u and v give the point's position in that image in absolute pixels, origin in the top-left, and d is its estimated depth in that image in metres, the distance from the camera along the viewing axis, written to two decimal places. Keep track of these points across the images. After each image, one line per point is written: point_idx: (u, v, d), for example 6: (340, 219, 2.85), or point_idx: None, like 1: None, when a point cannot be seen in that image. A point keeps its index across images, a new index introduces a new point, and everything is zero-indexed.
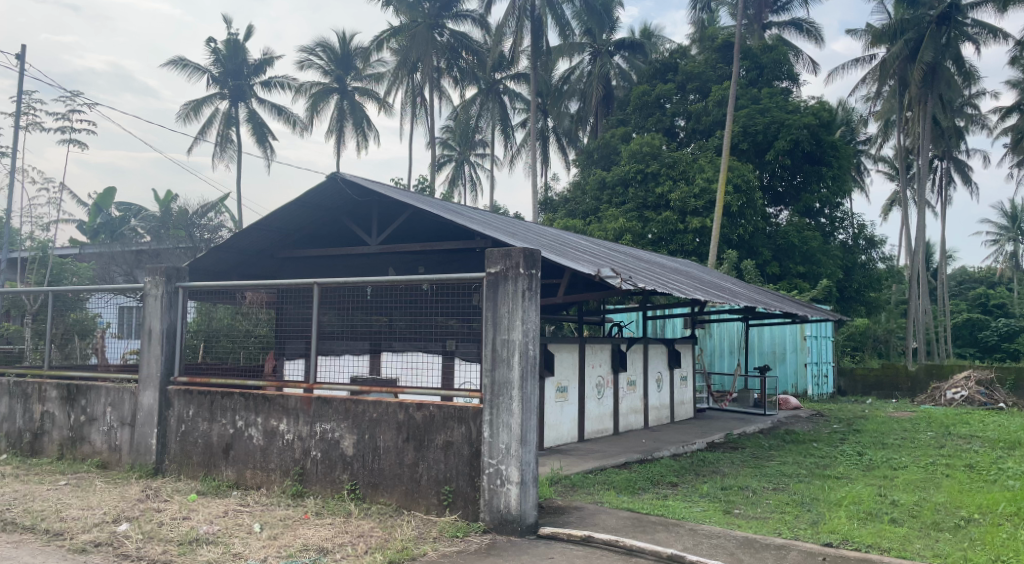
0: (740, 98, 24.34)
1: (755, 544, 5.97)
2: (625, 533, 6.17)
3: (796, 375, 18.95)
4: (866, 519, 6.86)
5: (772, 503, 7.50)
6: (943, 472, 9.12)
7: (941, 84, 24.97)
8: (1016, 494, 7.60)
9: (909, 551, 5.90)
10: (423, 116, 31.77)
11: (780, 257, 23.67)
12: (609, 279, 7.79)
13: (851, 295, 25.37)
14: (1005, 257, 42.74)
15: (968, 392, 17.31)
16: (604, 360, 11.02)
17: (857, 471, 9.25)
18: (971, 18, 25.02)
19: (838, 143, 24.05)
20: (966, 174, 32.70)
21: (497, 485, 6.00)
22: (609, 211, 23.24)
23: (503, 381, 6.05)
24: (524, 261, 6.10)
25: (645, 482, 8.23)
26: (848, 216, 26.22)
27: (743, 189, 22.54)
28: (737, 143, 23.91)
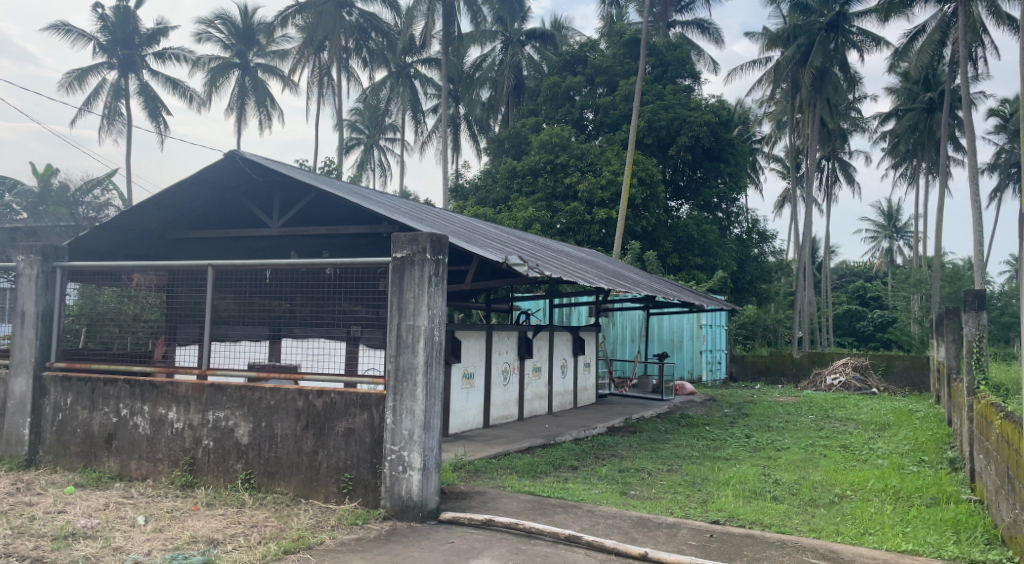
0: (646, 93, 24.84)
1: (647, 523, 6.21)
2: (524, 515, 6.28)
3: (692, 362, 19.77)
4: (750, 497, 7.25)
5: (666, 483, 7.81)
6: (822, 452, 9.74)
7: (828, 88, 26.54)
8: (884, 472, 8.21)
9: (788, 526, 6.29)
10: (330, 97, 30.96)
11: (680, 249, 24.40)
12: (516, 266, 7.86)
13: (744, 286, 26.61)
14: (881, 253, 45.89)
15: (846, 378, 18.62)
16: (510, 347, 11.11)
17: (744, 452, 9.75)
18: (857, 26, 26.41)
19: (736, 141, 25.08)
20: (850, 174, 34.78)
21: (399, 471, 5.97)
22: (519, 200, 23.43)
23: (407, 366, 6.01)
24: (431, 246, 6.06)
25: (547, 466, 8.39)
26: (743, 212, 27.54)
27: (647, 182, 23.11)
28: (642, 138, 24.53)
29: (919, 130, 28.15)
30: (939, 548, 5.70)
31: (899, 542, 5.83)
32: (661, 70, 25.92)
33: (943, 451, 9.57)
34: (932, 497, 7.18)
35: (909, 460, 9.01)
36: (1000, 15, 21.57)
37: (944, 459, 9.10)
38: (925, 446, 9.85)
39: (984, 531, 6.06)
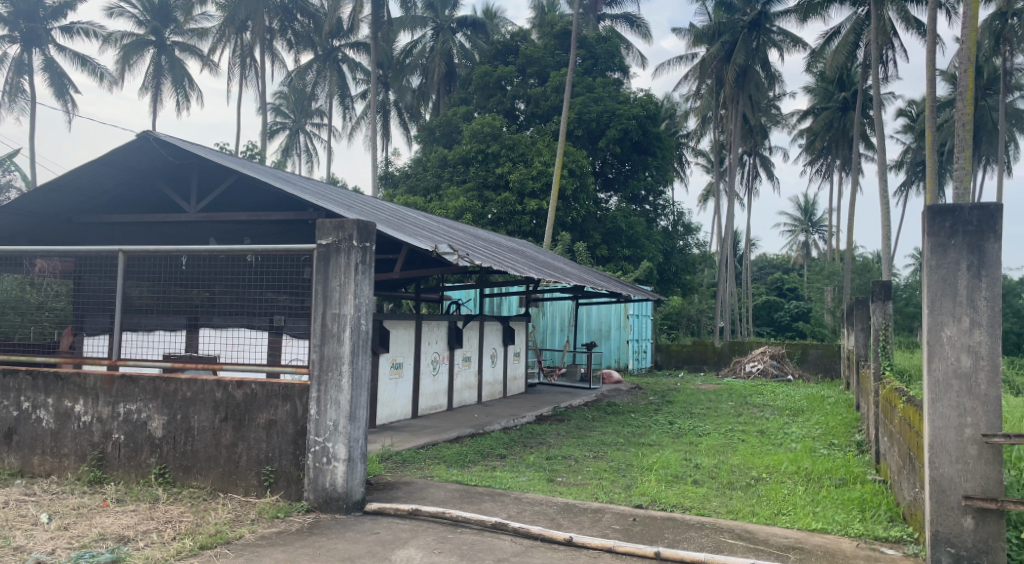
0: (576, 85, 25.00)
1: (573, 509, 6.30)
2: (451, 504, 6.28)
3: (620, 351, 20.12)
4: (672, 481, 7.44)
5: (592, 470, 7.93)
6: (740, 437, 10.10)
7: (751, 85, 27.33)
8: (797, 455, 8.56)
9: (706, 508, 6.48)
10: (253, 80, 29.95)
11: (609, 241, 24.72)
12: (446, 256, 7.86)
13: (670, 277, 27.24)
14: (798, 246, 47.72)
15: (763, 365, 19.35)
16: (440, 337, 11.04)
17: (668, 438, 10.00)
18: (777, 26, 27.24)
19: (663, 135, 25.59)
20: (769, 169, 35.97)
21: (323, 463, 5.86)
22: (450, 189, 23.27)
23: (332, 356, 5.90)
24: (358, 233, 5.95)
25: (475, 455, 8.40)
26: (669, 204, 28.12)
27: (577, 173, 23.36)
28: (572, 130, 24.69)
29: (833, 128, 29.38)
30: (846, 525, 5.98)
31: (809, 521, 6.10)
32: (591, 63, 26.12)
33: (851, 435, 10.06)
34: (840, 478, 7.53)
35: (820, 444, 9.42)
36: (909, 20, 22.64)
37: (852, 442, 9.57)
38: (835, 430, 10.32)
39: (887, 509, 6.40)
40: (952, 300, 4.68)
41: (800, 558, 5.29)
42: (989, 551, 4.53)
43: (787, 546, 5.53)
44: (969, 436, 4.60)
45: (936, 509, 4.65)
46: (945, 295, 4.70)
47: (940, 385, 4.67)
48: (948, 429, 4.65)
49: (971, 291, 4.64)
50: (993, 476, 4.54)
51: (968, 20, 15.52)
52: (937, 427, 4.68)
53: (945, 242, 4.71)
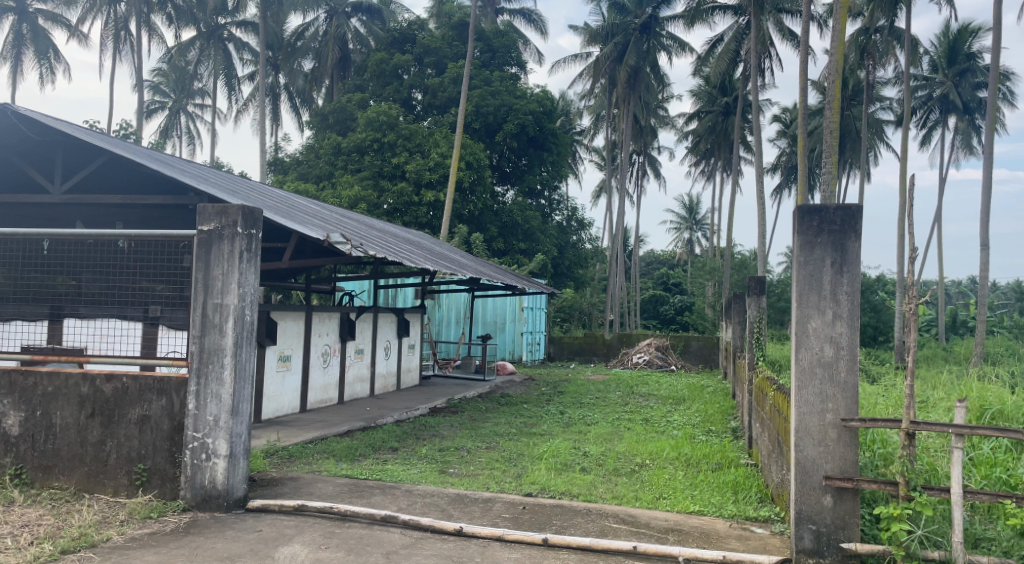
0: (473, 78, 24.94)
1: (464, 499, 6.32)
2: (339, 499, 6.15)
3: (514, 343, 20.32)
4: (560, 469, 7.60)
5: (483, 460, 7.98)
6: (626, 425, 10.45)
7: (641, 86, 28.20)
8: (678, 442, 8.94)
9: (593, 494, 6.67)
10: (128, 54, 28.12)
11: (505, 234, 24.86)
12: (339, 245, 7.68)
13: (563, 270, 27.72)
14: (683, 243, 49.74)
15: (649, 356, 20.11)
16: (331, 329, 10.78)
17: (558, 428, 10.19)
18: (667, 30, 28.14)
19: (558, 131, 25.97)
20: (657, 169, 37.26)
21: (201, 460, 5.60)
22: (344, 177, 22.71)
23: (213, 348, 5.64)
24: (243, 220, 5.71)
25: (366, 449, 8.26)
26: (563, 199, 28.56)
27: (474, 166, 23.36)
28: (470, 122, 24.63)
29: (716, 131, 30.78)
30: (721, 507, 6.30)
31: (688, 503, 6.39)
32: (488, 56, 26.13)
33: (727, 422, 10.61)
34: (716, 462, 7.92)
35: (700, 430, 9.88)
36: (785, 32, 24.02)
37: (727, 429, 10.10)
38: (712, 418, 10.85)
39: (758, 490, 6.80)
40: (817, 294, 5.01)
41: (678, 539, 5.53)
42: (844, 527, 4.88)
43: (666, 529, 5.76)
44: (830, 420, 4.94)
45: (800, 489, 4.98)
46: (812, 289, 5.02)
47: (805, 372, 4.99)
48: (812, 414, 4.98)
49: (834, 286, 4.98)
50: (849, 457, 4.89)
51: (836, 34, 16.59)
52: (802, 411, 5.00)
53: (813, 240, 5.02)
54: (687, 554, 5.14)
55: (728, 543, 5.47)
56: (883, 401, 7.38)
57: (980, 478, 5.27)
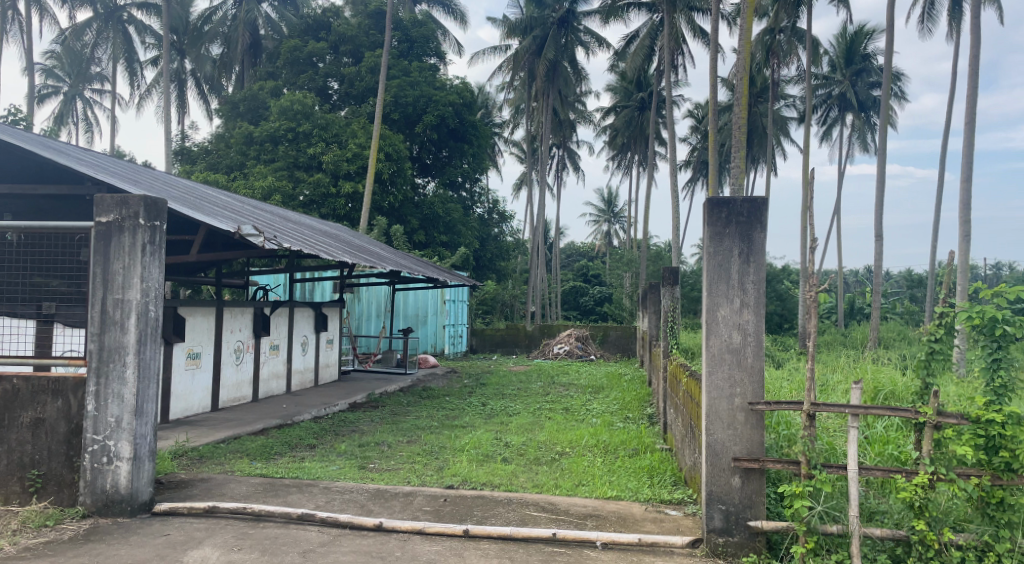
0: (391, 68, 24.54)
1: (384, 494, 6.24)
2: (253, 499, 5.97)
3: (435, 336, 20.16)
4: (482, 460, 7.62)
5: (405, 454, 7.90)
6: (546, 415, 10.57)
7: (559, 79, 28.41)
8: (597, 429, 9.10)
9: (514, 484, 6.72)
10: (17, 35, 26.37)
11: (426, 226, 24.65)
12: (250, 237, 7.46)
13: (485, 263, 27.71)
14: (602, 235, 50.55)
15: (570, 347, 20.37)
16: (244, 324, 10.45)
17: (480, 420, 10.20)
18: (584, 25, 28.44)
19: (478, 123, 25.92)
20: (576, 161, 37.65)
21: (103, 463, 5.34)
22: (256, 167, 21.98)
23: (114, 345, 5.37)
24: (145, 211, 5.45)
25: (282, 447, 8.04)
26: (484, 192, 28.51)
27: (394, 157, 22.98)
28: (388, 113, 24.23)
29: (632, 126, 31.40)
30: (637, 492, 6.46)
31: (606, 489, 6.53)
32: (406, 46, 25.79)
33: (644, 409, 10.89)
34: (633, 448, 8.11)
35: (617, 418, 10.10)
36: (696, 31, 24.66)
37: (644, 415, 10.36)
38: (630, 405, 11.11)
39: (672, 474, 7.01)
40: (726, 284, 5.18)
41: (597, 524, 5.64)
42: (752, 506, 5.07)
43: (585, 515, 5.86)
44: (738, 404, 5.13)
45: (711, 471, 5.14)
46: (721, 279, 5.19)
47: (715, 358, 5.17)
48: (721, 398, 5.16)
49: (741, 276, 5.16)
50: (755, 439, 5.10)
51: (744, 33, 17.14)
52: (712, 396, 5.18)
53: (721, 231, 5.19)
54: (604, 539, 5.25)
55: (644, 526, 5.62)
56: (787, 385, 7.72)
57: (874, 455, 5.59)
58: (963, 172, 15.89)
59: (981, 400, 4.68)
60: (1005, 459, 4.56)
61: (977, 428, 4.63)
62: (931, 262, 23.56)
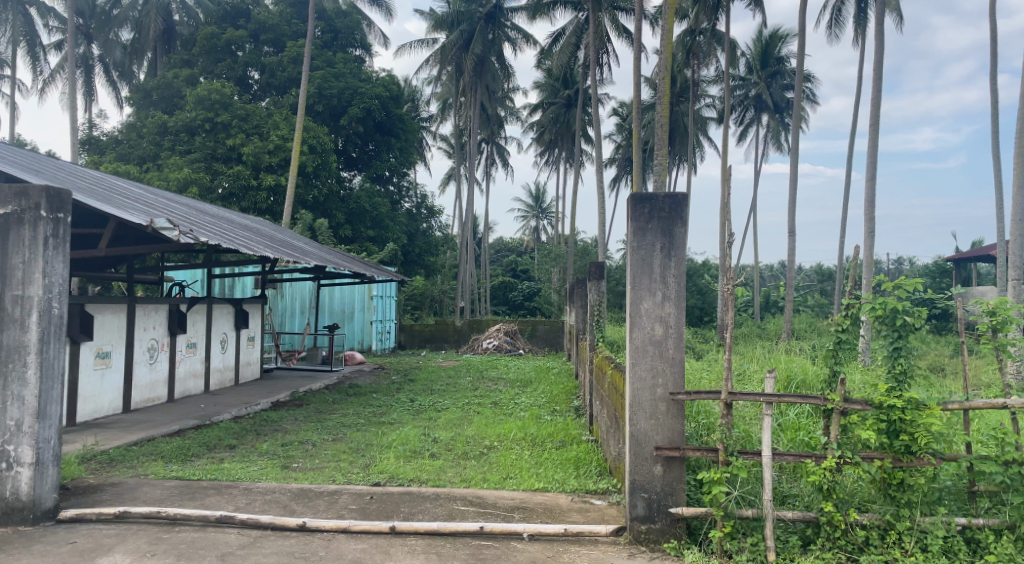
0: (314, 58, 24.00)
1: (308, 494, 6.12)
2: (169, 503, 5.77)
3: (363, 333, 19.83)
4: (410, 457, 7.56)
5: (330, 452, 7.76)
6: (475, 409, 10.57)
7: (487, 75, 28.39)
8: (525, 423, 9.15)
9: (442, 479, 6.70)
10: None
11: (352, 221, 24.24)
12: (164, 230, 7.18)
13: (413, 258, 27.36)
14: (530, 231, 50.81)
15: (499, 341, 20.44)
16: (158, 322, 10.04)
17: (407, 416, 10.12)
18: (511, 21, 28.46)
19: (405, 117, 25.64)
20: (505, 157, 37.68)
21: (3, 470, 5.07)
22: (171, 159, 21.14)
23: (14, 344, 5.09)
24: (46, 202, 5.16)
25: (200, 448, 7.77)
26: (413, 186, 28.22)
27: (318, 150, 22.48)
28: (312, 105, 23.68)
29: (559, 122, 31.69)
30: (564, 483, 6.54)
31: (533, 481, 6.58)
32: (330, 37, 25.31)
33: (571, 401, 11.02)
34: (560, 440, 8.20)
35: (545, 411, 10.19)
36: (620, 30, 25.04)
37: (571, 408, 10.49)
38: (557, 398, 11.22)
39: (597, 464, 7.12)
40: (649, 277, 5.29)
41: (523, 517, 5.68)
42: (673, 493, 5.19)
43: (512, 507, 5.89)
44: (659, 395, 5.25)
45: (633, 461, 5.25)
46: (644, 273, 5.29)
47: (638, 351, 5.28)
48: (644, 389, 5.26)
49: (664, 270, 5.27)
50: (676, 429, 5.23)
51: (666, 34, 17.53)
52: (635, 387, 5.28)
53: (644, 226, 5.28)
54: (530, 530, 5.30)
55: (569, 517, 5.69)
56: (707, 375, 7.96)
57: (787, 441, 5.82)
58: (869, 172, 16.68)
59: (883, 387, 4.92)
60: (905, 442, 4.81)
61: (879, 413, 4.88)
62: (840, 257, 24.69)
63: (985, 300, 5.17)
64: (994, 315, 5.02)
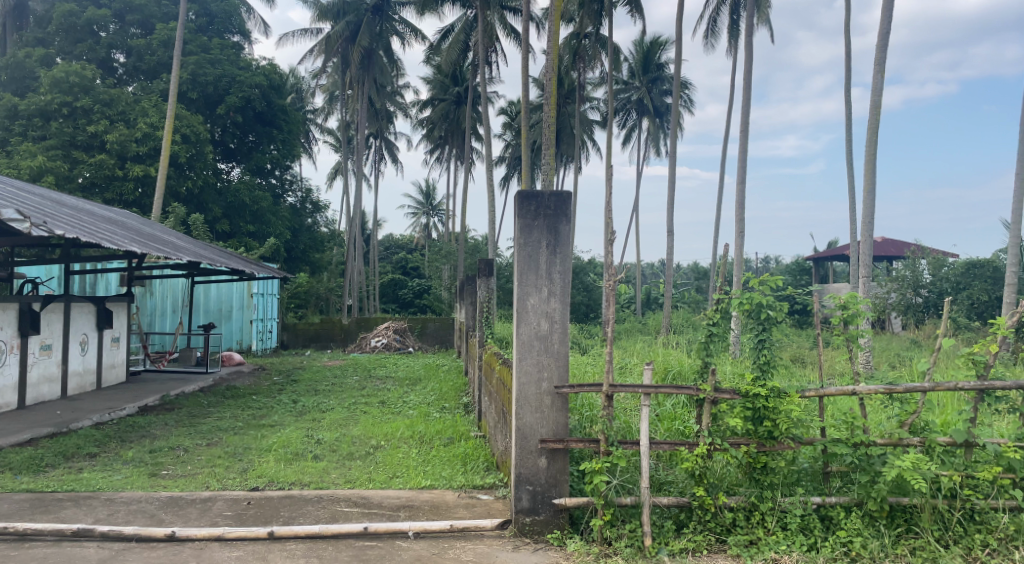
0: (188, 43, 22.77)
1: (179, 502, 5.81)
2: (18, 518, 5.35)
3: (241, 332, 19.01)
4: (291, 459, 7.32)
5: (203, 458, 7.38)
6: (361, 409, 10.35)
7: (375, 68, 27.85)
8: (413, 421, 9.07)
9: (326, 481, 6.52)
10: None
11: (229, 215, 23.24)
12: (12, 223, 6.70)
13: (298, 255, 26.43)
14: (420, 229, 50.34)
15: (388, 340, 20.17)
16: (7, 322, 9.25)
17: (289, 417, 9.78)
18: (399, 14, 28.08)
19: (288, 108, 24.78)
20: (393, 152, 37.13)
21: None
22: (23, 145, 19.47)
23: None
24: None
25: (55, 457, 7.20)
26: (297, 180, 27.27)
27: (192, 140, 21.32)
28: (186, 91, 22.41)
29: (448, 119, 31.53)
30: (451, 479, 6.51)
31: (420, 479, 6.53)
32: (205, 20, 24.13)
33: (460, 398, 11.03)
34: (449, 437, 8.19)
35: (434, 408, 10.15)
36: (508, 29, 25.20)
37: (459, 405, 10.50)
38: (446, 396, 11.19)
39: (484, 459, 7.16)
40: (535, 274, 5.35)
41: (409, 515, 5.61)
42: (556, 484, 5.28)
43: (397, 506, 5.82)
44: (545, 388, 5.33)
45: (519, 454, 5.30)
46: (529, 269, 5.35)
47: (525, 345, 5.33)
48: (530, 383, 5.33)
49: (549, 266, 5.35)
50: (560, 421, 5.32)
51: (552, 35, 17.78)
52: (522, 381, 5.33)
53: (530, 223, 5.33)
54: (416, 528, 5.23)
55: (456, 513, 5.68)
56: (590, 369, 8.17)
57: (663, 430, 6.07)
58: (740, 176, 17.62)
59: (749, 376, 5.21)
60: (768, 428, 5.11)
61: (746, 402, 5.15)
62: (715, 255, 25.99)
63: (837, 295, 5.57)
64: (845, 308, 5.42)
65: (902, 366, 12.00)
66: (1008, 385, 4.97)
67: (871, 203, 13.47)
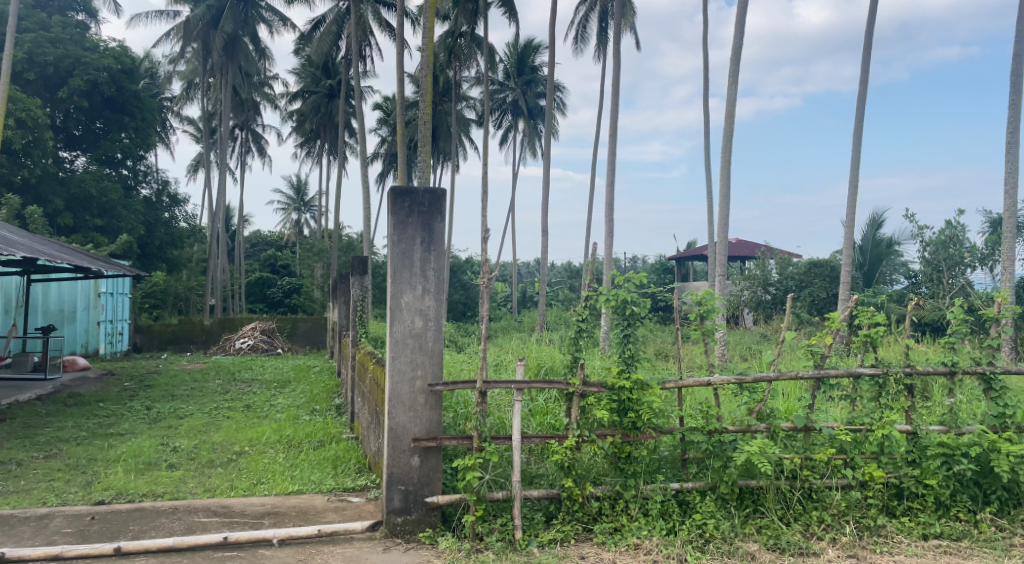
0: (23, 19, 21.04)
1: (10, 520, 5.31)
2: None
3: (88, 334, 17.65)
4: (142, 470, 6.85)
5: (39, 472, 6.76)
6: (224, 414, 9.84)
7: (240, 56, 26.66)
8: (281, 424, 8.75)
9: (182, 491, 6.16)
10: None
11: (73, 207, 21.50)
12: None
13: (153, 251, 24.77)
14: (290, 225, 48.41)
15: (253, 341, 19.41)
16: None
17: (142, 425, 9.15)
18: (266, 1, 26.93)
19: (142, 94, 23.13)
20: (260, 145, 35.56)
21: None
22: None
23: None
24: None
25: None
26: (152, 171, 25.42)
27: (28, 125, 19.34)
28: (22, 71, 20.54)
29: (320, 113, 30.58)
30: (320, 483, 6.34)
31: (287, 484, 6.30)
32: None
33: (331, 400, 10.76)
34: (319, 440, 7.95)
35: (303, 411, 9.82)
36: (382, 22, 24.80)
37: (330, 407, 10.21)
38: (316, 398, 10.86)
39: (357, 461, 7.03)
40: (408, 272, 5.29)
41: (274, 522, 5.41)
42: (429, 482, 5.25)
43: (262, 514, 5.58)
44: (418, 387, 5.28)
45: (391, 453, 5.23)
46: (403, 266, 5.29)
47: (398, 343, 5.26)
48: (403, 382, 5.26)
49: (423, 263, 5.30)
50: (433, 419, 5.29)
51: (427, 32, 17.64)
52: (394, 380, 5.26)
53: (404, 219, 5.27)
54: (281, 535, 5.04)
55: (324, 517, 5.52)
56: (465, 367, 8.22)
57: (535, 425, 6.20)
58: (609, 178, 18.23)
59: (615, 369, 5.39)
60: (632, 419, 5.31)
61: (612, 394, 5.34)
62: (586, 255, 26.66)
63: (695, 292, 5.85)
64: (702, 304, 5.72)
65: (756, 360, 12.84)
66: (841, 373, 5.42)
67: (726, 207, 14.31)
